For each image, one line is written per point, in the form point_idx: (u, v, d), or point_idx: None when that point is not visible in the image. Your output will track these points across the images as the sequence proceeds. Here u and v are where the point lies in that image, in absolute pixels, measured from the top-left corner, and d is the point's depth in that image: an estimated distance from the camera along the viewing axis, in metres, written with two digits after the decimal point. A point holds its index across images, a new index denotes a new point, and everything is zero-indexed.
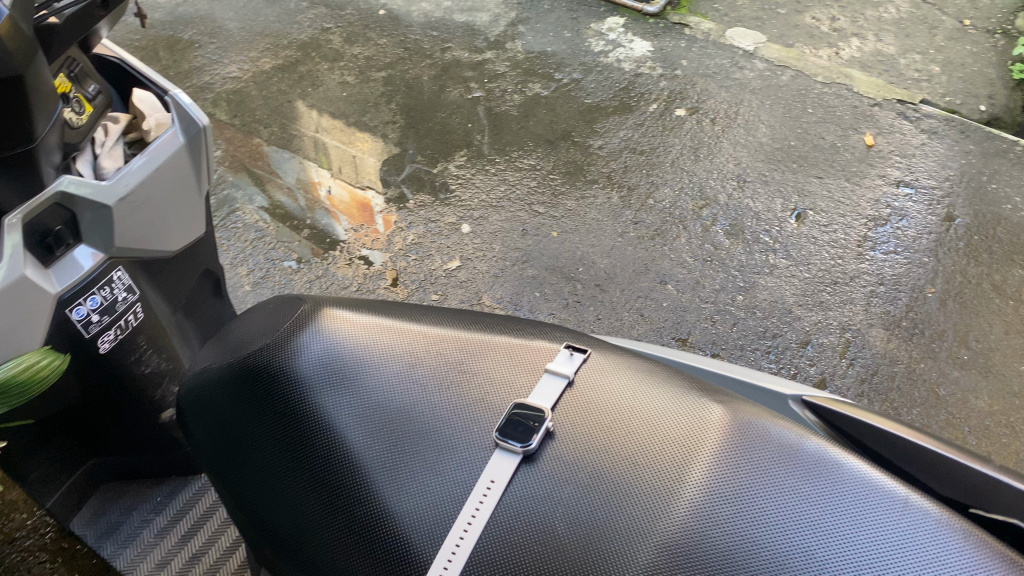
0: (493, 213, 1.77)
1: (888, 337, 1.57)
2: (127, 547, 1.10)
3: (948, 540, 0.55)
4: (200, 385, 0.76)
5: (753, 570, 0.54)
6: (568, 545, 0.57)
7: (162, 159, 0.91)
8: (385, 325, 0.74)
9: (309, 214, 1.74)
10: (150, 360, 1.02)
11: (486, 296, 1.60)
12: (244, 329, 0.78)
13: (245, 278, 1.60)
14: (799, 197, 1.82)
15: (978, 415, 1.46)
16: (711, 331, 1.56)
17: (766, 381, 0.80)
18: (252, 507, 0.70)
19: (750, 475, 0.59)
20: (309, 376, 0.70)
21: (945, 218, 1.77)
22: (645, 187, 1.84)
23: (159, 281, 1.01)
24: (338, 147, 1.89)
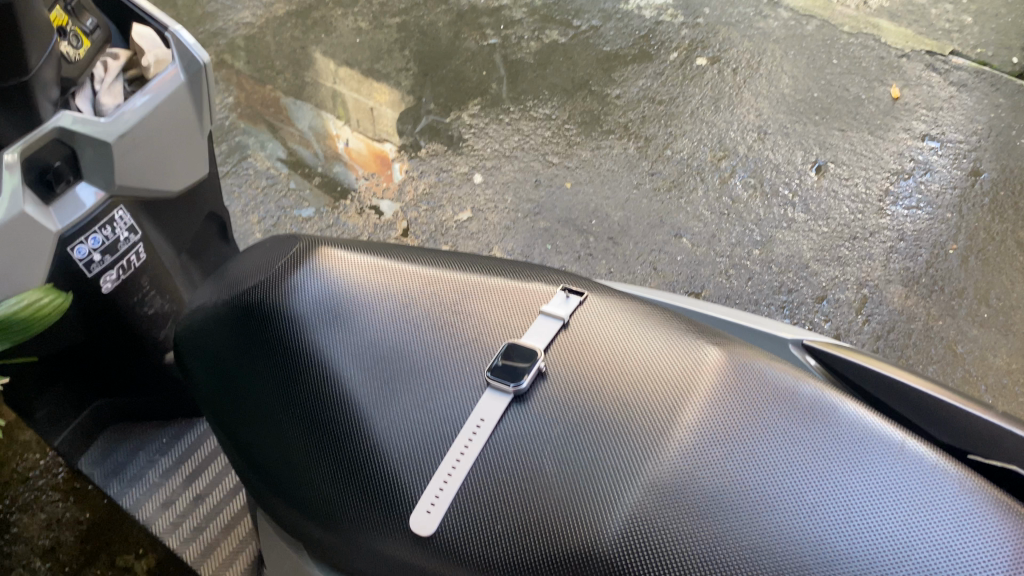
0: (506, 163, 1.74)
1: (906, 294, 1.54)
2: (132, 487, 1.10)
3: (943, 486, 0.53)
4: (195, 322, 0.76)
5: (742, 511, 0.53)
6: (554, 483, 0.56)
7: (162, 97, 0.89)
8: (380, 264, 0.73)
9: (324, 163, 1.72)
10: (153, 301, 1.02)
11: (497, 248, 1.59)
12: (242, 265, 0.77)
13: (256, 226, 1.60)
14: (821, 149, 1.77)
15: (996, 374, 1.43)
16: (725, 286, 1.54)
17: (769, 327, 0.79)
18: (244, 442, 0.70)
19: (743, 416, 0.58)
20: (302, 313, 0.69)
21: (971, 173, 1.73)
22: (662, 138, 1.80)
23: (162, 221, 1.01)
24: (355, 98, 1.86)
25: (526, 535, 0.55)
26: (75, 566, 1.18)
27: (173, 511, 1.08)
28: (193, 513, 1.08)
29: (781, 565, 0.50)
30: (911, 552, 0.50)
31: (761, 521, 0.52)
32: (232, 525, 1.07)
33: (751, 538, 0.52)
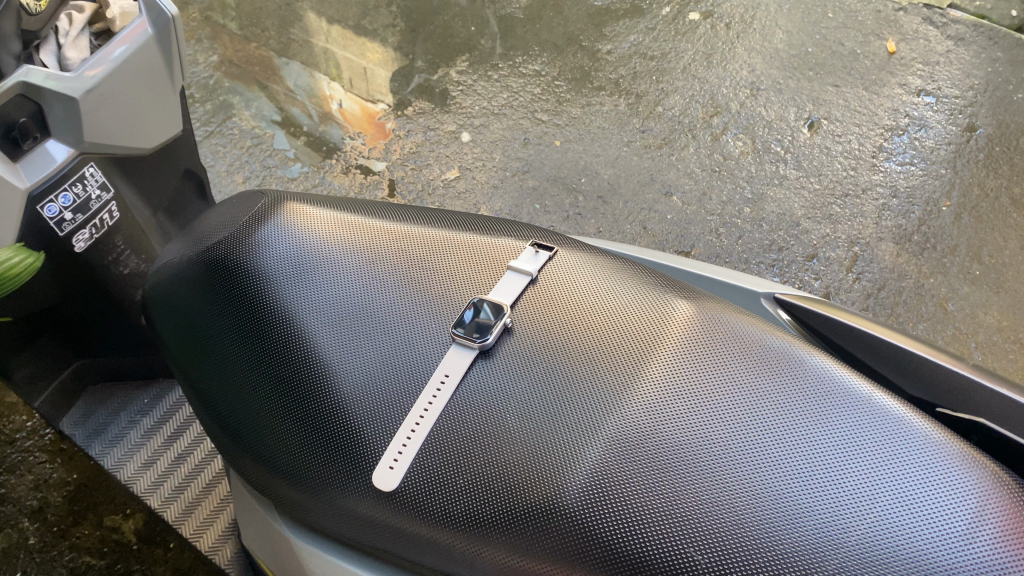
0: (494, 121, 1.72)
1: (898, 252, 1.52)
2: (114, 447, 1.11)
3: (908, 437, 0.53)
4: (162, 279, 0.74)
5: (704, 465, 0.52)
6: (516, 437, 0.55)
7: (128, 51, 0.87)
8: (347, 221, 0.72)
9: (321, 126, 1.69)
10: (129, 260, 1.01)
11: (485, 208, 1.57)
12: (209, 221, 0.75)
13: (241, 186, 1.58)
14: (814, 105, 1.74)
15: (986, 331, 1.42)
16: (715, 245, 1.52)
17: (743, 281, 0.77)
18: (210, 400, 0.69)
19: (709, 370, 0.57)
20: (268, 269, 0.68)
21: (966, 128, 1.70)
22: (654, 94, 1.77)
23: (135, 179, 0.99)
24: (348, 58, 1.83)
25: (487, 489, 0.54)
26: (62, 527, 1.09)
27: (154, 472, 1.09)
28: (175, 472, 1.08)
29: (742, 518, 0.50)
30: (874, 505, 0.49)
31: (723, 475, 0.52)
32: (214, 484, 1.07)
33: (713, 492, 0.51)
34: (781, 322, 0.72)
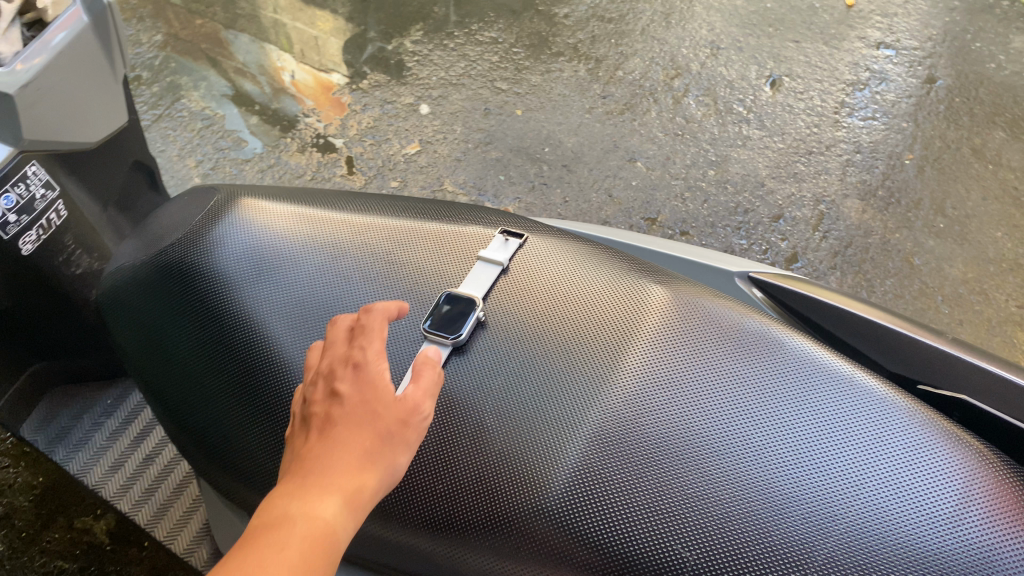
0: (453, 91, 1.68)
1: (863, 208, 1.52)
2: (79, 451, 1.06)
3: (893, 419, 0.52)
4: (114, 283, 0.70)
5: (687, 459, 0.51)
6: (494, 438, 0.54)
7: (68, 37, 0.83)
8: (307, 215, 0.69)
9: (274, 100, 1.64)
10: (80, 260, 0.96)
11: (448, 182, 1.54)
12: (162, 220, 0.72)
13: (194, 171, 1.53)
14: (775, 63, 1.73)
15: (952, 284, 1.43)
16: (681, 209, 1.51)
17: (715, 259, 0.76)
18: (176, 411, 0.66)
19: (687, 358, 0.55)
20: (229, 271, 0.66)
21: (927, 80, 1.70)
22: (614, 58, 1.74)
23: (82, 174, 0.94)
24: (298, 29, 1.77)
25: (467, 495, 0.53)
26: (31, 533, 1.06)
27: (122, 475, 1.05)
28: (144, 474, 1.05)
29: (729, 512, 0.48)
30: (862, 491, 0.48)
31: (706, 468, 0.50)
32: (185, 484, 1.04)
33: (698, 486, 0.50)
34: (756, 301, 0.71)
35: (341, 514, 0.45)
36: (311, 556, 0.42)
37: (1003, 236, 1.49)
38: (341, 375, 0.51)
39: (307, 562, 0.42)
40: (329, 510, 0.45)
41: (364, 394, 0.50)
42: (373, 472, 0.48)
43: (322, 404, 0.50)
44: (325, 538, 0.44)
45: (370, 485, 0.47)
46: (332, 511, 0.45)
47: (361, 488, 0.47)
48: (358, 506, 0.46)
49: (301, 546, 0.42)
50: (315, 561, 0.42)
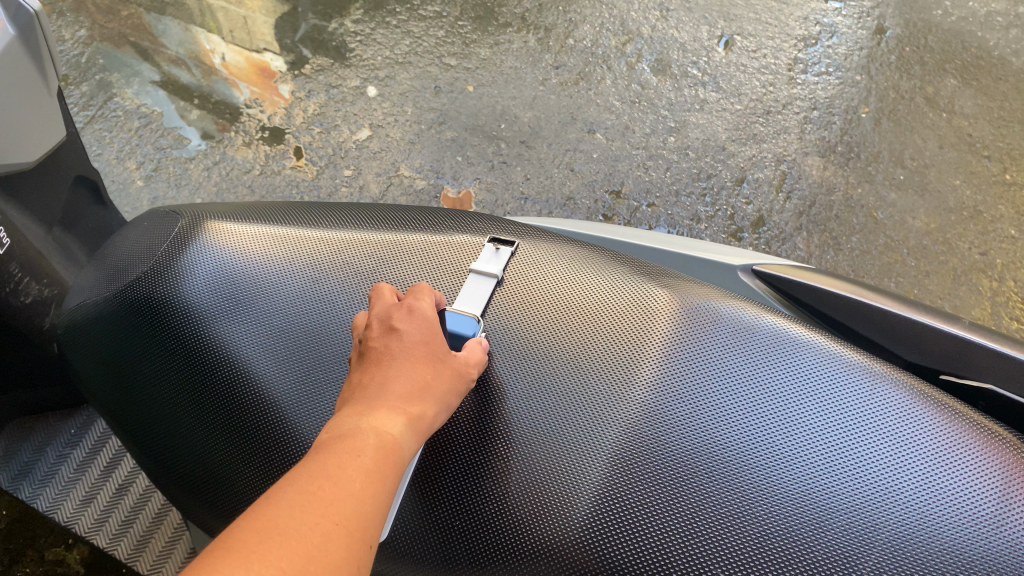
0: (400, 70, 1.54)
1: (824, 165, 1.47)
2: (46, 486, 1.01)
3: (920, 415, 0.51)
4: (75, 320, 0.65)
5: (718, 475, 0.50)
6: (515, 466, 0.52)
7: None
8: (279, 235, 0.65)
9: (205, 85, 1.51)
10: (30, 287, 0.89)
11: (404, 167, 1.44)
12: (121, 248, 0.66)
13: (136, 173, 1.42)
14: (726, 22, 1.62)
15: (917, 236, 1.40)
16: (644, 179, 1.45)
17: (715, 253, 0.77)
18: (157, 453, 0.61)
19: (705, 367, 0.54)
20: (203, 303, 0.62)
21: (876, 30, 1.62)
22: (563, 26, 1.61)
23: (21, 197, 0.88)
24: (225, 9, 1.59)
25: (487, 528, 0.50)
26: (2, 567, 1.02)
27: (96, 507, 0.99)
28: (119, 505, 1.00)
29: (768, 529, 0.48)
30: (896, 495, 0.48)
31: (738, 483, 0.50)
32: (165, 512, 1.00)
33: (732, 503, 0.49)
34: (761, 292, 0.71)
35: (404, 434, 0.46)
36: (380, 465, 0.44)
37: (961, 184, 1.46)
38: (395, 314, 0.53)
39: (376, 471, 0.43)
40: (395, 428, 0.46)
41: (422, 333, 0.52)
42: (431, 403, 0.49)
43: (380, 339, 0.51)
44: (391, 453, 0.45)
45: (428, 415, 0.49)
46: (398, 429, 0.46)
47: (421, 416, 0.48)
48: (418, 432, 0.48)
49: (372, 455, 0.44)
50: (383, 469, 0.44)
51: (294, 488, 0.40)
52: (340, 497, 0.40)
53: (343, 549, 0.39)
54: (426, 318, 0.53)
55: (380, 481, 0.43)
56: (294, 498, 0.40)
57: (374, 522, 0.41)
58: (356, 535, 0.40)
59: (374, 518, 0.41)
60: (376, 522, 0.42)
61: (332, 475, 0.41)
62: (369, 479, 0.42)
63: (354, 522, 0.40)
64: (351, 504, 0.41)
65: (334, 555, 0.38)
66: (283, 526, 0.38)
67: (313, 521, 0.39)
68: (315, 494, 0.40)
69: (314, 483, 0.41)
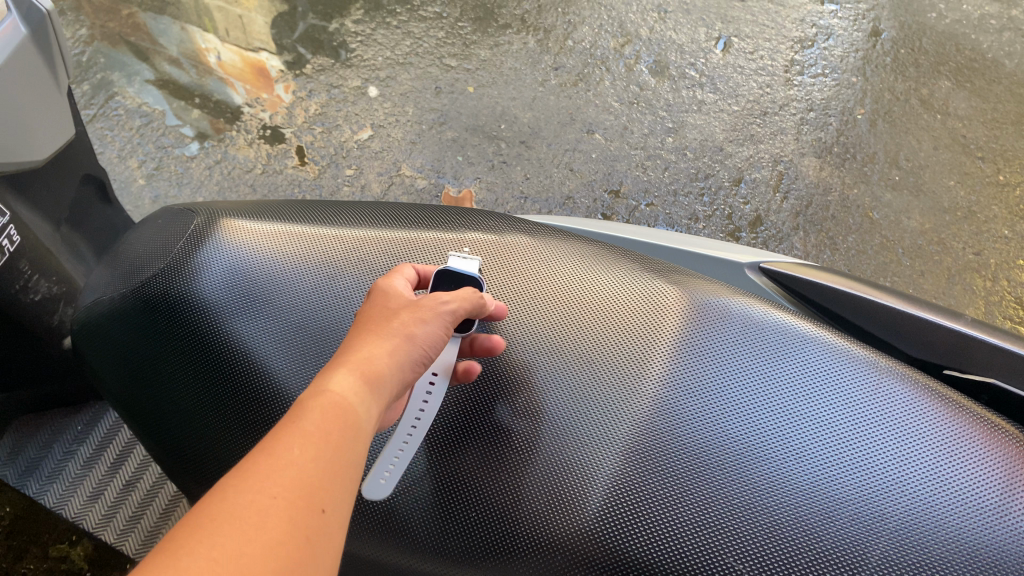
0: (401, 71, 1.55)
1: (820, 166, 1.48)
2: (53, 483, 1.01)
3: (925, 409, 0.53)
4: (90, 316, 0.65)
5: (729, 467, 0.51)
6: (528, 458, 0.53)
7: (6, 50, 0.77)
8: (293, 232, 0.66)
9: (201, 85, 1.51)
10: (39, 285, 0.90)
11: (406, 166, 1.45)
12: (135, 245, 0.67)
13: (137, 171, 1.41)
14: (723, 24, 1.64)
15: (912, 235, 1.42)
16: (642, 178, 1.46)
17: (721, 250, 0.79)
18: (173, 448, 0.62)
19: (714, 361, 0.56)
20: (219, 299, 0.63)
21: (872, 33, 1.63)
22: (562, 28, 1.61)
23: (30, 195, 0.88)
24: (222, 9, 1.59)
25: (503, 519, 0.51)
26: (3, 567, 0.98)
27: (103, 504, 1.00)
28: (126, 501, 1.01)
29: (779, 519, 0.49)
30: (903, 486, 0.50)
31: (748, 475, 0.51)
32: (173, 508, 1.01)
33: (742, 494, 0.50)
34: (767, 289, 0.73)
35: (353, 387, 0.44)
36: (328, 425, 0.41)
37: (956, 185, 1.48)
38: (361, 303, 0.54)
39: (322, 432, 0.41)
40: (341, 385, 0.44)
41: (376, 302, 0.52)
42: (381, 343, 0.47)
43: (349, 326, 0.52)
44: (338, 407, 0.42)
45: (382, 362, 0.46)
46: (344, 386, 0.44)
47: (374, 355, 0.46)
48: (371, 379, 0.45)
49: (315, 414, 0.41)
50: (329, 429, 0.41)
51: (228, 472, 0.38)
52: (279, 469, 0.38)
53: (284, 521, 0.36)
54: (384, 283, 0.54)
55: (327, 444, 0.41)
56: (229, 481, 0.37)
57: (324, 486, 0.39)
58: (301, 503, 0.37)
59: (324, 481, 0.39)
60: (327, 484, 0.39)
61: (268, 449, 0.39)
62: (312, 443, 0.40)
63: (298, 490, 0.38)
64: (292, 472, 0.38)
65: (273, 533, 0.36)
66: (216, 513, 0.36)
67: (248, 499, 0.36)
68: (248, 473, 0.38)
69: (249, 459, 0.38)
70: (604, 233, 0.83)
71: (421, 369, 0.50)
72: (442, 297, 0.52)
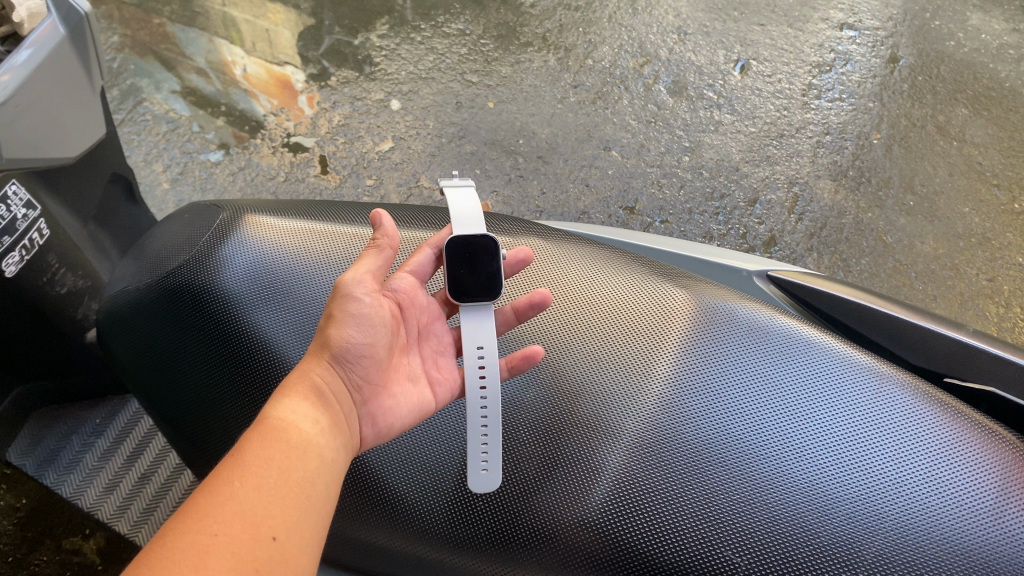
0: (423, 85, 1.57)
1: (836, 188, 1.49)
2: (70, 473, 1.03)
3: (925, 414, 0.54)
4: (117, 305, 0.67)
5: (730, 464, 0.53)
6: (534, 453, 0.55)
7: (45, 50, 0.79)
8: (314, 229, 0.68)
9: (225, 96, 1.53)
10: (66, 278, 0.92)
11: (424, 177, 1.46)
12: (162, 240, 0.69)
13: (162, 176, 1.43)
14: (742, 47, 1.66)
15: (925, 260, 1.42)
16: (658, 196, 1.47)
17: (731, 259, 0.81)
18: (196, 436, 0.65)
19: (719, 362, 0.57)
20: (241, 292, 0.65)
21: (889, 60, 1.65)
22: (583, 47, 1.64)
23: (60, 190, 0.90)
24: (249, 22, 1.63)
25: (511, 508, 0.53)
26: (17, 556, 1.02)
27: (118, 495, 1.02)
28: (141, 494, 1.03)
29: (778, 517, 0.51)
30: (902, 489, 0.51)
31: (749, 473, 0.52)
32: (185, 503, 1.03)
33: (745, 491, 0.52)
34: (775, 297, 0.75)
35: (288, 406, 0.51)
36: (267, 451, 0.48)
37: (970, 212, 1.48)
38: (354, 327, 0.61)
39: (263, 456, 0.48)
40: (278, 409, 0.51)
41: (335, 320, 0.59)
42: (312, 360, 0.55)
43: None
44: (277, 430, 0.50)
45: (312, 379, 0.53)
46: (279, 409, 0.51)
47: (304, 372, 0.54)
48: (302, 394, 0.52)
49: (254, 445, 0.48)
50: (269, 451, 0.48)
51: (172, 517, 0.44)
52: (220, 509, 0.44)
53: (230, 552, 0.42)
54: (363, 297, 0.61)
55: (267, 467, 0.47)
56: (174, 526, 0.43)
57: (270, 516, 0.45)
58: (246, 535, 0.44)
59: (269, 511, 0.45)
60: (274, 513, 0.46)
61: (209, 491, 0.45)
62: (249, 473, 0.47)
63: (242, 523, 0.44)
64: (232, 510, 0.45)
65: (220, 568, 0.42)
66: (166, 556, 0.41)
67: (192, 540, 0.42)
68: (190, 517, 0.44)
69: (191, 501, 0.44)
70: (615, 240, 0.85)
71: (366, 358, 0.56)
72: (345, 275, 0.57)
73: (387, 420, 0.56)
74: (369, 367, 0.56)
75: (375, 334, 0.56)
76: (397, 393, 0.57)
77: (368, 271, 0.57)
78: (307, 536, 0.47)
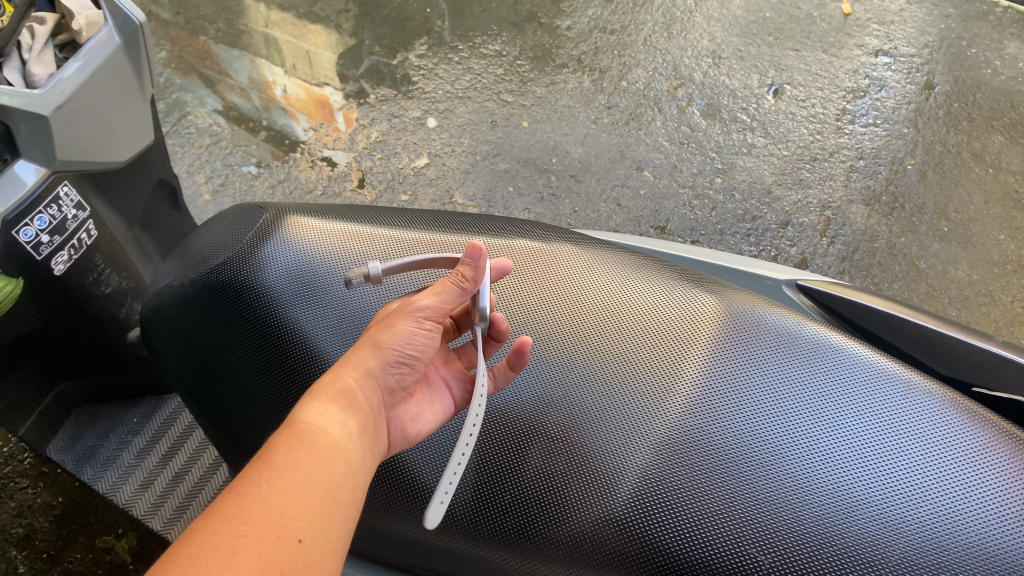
0: (459, 104, 1.60)
1: (869, 213, 1.49)
2: (108, 470, 1.06)
3: (951, 422, 0.55)
4: (163, 300, 0.70)
5: (757, 465, 0.54)
6: (563, 448, 0.56)
7: (100, 57, 0.82)
8: (352, 231, 0.70)
9: (265, 114, 1.57)
10: (110, 279, 0.94)
11: (458, 194, 1.48)
12: (204, 240, 0.71)
13: (204, 187, 1.46)
14: (776, 71, 1.67)
15: (959, 286, 1.41)
16: (689, 217, 1.48)
17: (759, 268, 0.83)
18: (231, 427, 0.67)
19: (747, 367, 0.58)
20: (278, 290, 0.67)
21: (925, 86, 1.65)
22: (617, 69, 1.66)
23: (108, 195, 0.93)
24: (291, 41, 1.67)
25: (536, 503, 0.54)
26: (53, 552, 1.05)
27: (152, 492, 1.05)
28: (174, 492, 1.05)
29: (805, 518, 0.51)
30: (926, 493, 0.52)
31: (776, 473, 0.53)
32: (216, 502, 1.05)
33: (770, 490, 0.52)
34: (804, 306, 0.77)
35: (322, 408, 0.52)
36: (293, 454, 0.49)
37: (1006, 239, 1.47)
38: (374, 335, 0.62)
39: (289, 460, 0.49)
40: (308, 411, 0.52)
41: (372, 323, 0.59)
42: (351, 363, 0.54)
43: None
44: (307, 434, 0.50)
45: (349, 382, 0.53)
46: (310, 410, 0.52)
47: (339, 374, 0.54)
48: (335, 398, 0.52)
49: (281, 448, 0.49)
50: (297, 455, 0.49)
51: (199, 517, 0.45)
52: (245, 509, 0.45)
53: (257, 552, 0.43)
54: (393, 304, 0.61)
55: (292, 470, 0.48)
56: (201, 525, 0.44)
57: (297, 517, 0.46)
58: (273, 536, 0.45)
59: (297, 514, 0.46)
60: (301, 516, 0.46)
61: (235, 492, 0.46)
62: (275, 475, 0.48)
63: (268, 524, 0.45)
64: (259, 510, 0.45)
65: (245, 566, 0.42)
66: (193, 555, 0.42)
67: (219, 539, 0.43)
68: (214, 516, 0.45)
69: (218, 503, 0.46)
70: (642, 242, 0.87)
71: (405, 366, 0.57)
72: (416, 297, 0.57)
73: (413, 427, 0.57)
74: (403, 375, 0.57)
75: (423, 349, 0.57)
76: (421, 400, 0.59)
77: (437, 301, 0.57)
78: (332, 539, 0.48)
